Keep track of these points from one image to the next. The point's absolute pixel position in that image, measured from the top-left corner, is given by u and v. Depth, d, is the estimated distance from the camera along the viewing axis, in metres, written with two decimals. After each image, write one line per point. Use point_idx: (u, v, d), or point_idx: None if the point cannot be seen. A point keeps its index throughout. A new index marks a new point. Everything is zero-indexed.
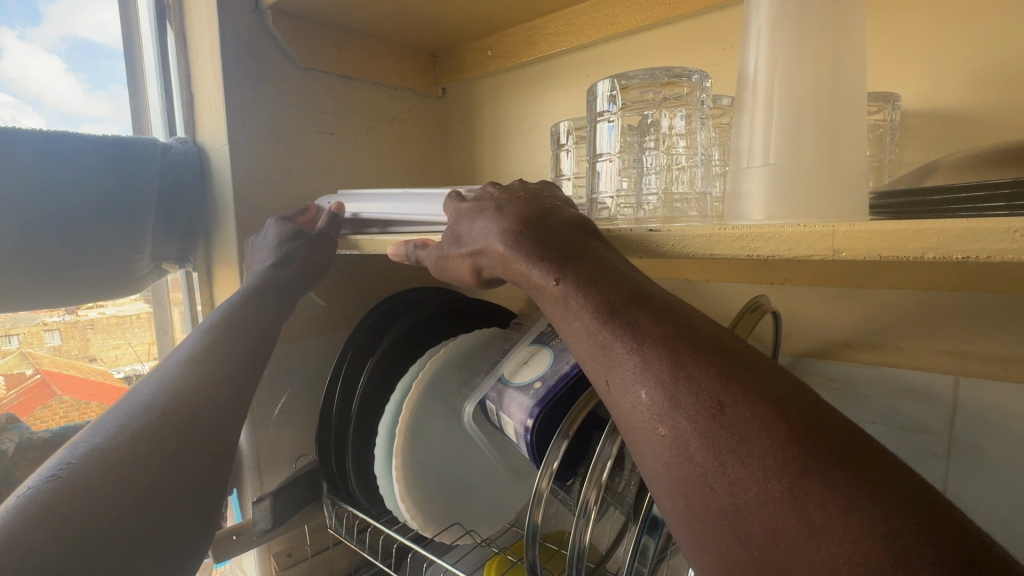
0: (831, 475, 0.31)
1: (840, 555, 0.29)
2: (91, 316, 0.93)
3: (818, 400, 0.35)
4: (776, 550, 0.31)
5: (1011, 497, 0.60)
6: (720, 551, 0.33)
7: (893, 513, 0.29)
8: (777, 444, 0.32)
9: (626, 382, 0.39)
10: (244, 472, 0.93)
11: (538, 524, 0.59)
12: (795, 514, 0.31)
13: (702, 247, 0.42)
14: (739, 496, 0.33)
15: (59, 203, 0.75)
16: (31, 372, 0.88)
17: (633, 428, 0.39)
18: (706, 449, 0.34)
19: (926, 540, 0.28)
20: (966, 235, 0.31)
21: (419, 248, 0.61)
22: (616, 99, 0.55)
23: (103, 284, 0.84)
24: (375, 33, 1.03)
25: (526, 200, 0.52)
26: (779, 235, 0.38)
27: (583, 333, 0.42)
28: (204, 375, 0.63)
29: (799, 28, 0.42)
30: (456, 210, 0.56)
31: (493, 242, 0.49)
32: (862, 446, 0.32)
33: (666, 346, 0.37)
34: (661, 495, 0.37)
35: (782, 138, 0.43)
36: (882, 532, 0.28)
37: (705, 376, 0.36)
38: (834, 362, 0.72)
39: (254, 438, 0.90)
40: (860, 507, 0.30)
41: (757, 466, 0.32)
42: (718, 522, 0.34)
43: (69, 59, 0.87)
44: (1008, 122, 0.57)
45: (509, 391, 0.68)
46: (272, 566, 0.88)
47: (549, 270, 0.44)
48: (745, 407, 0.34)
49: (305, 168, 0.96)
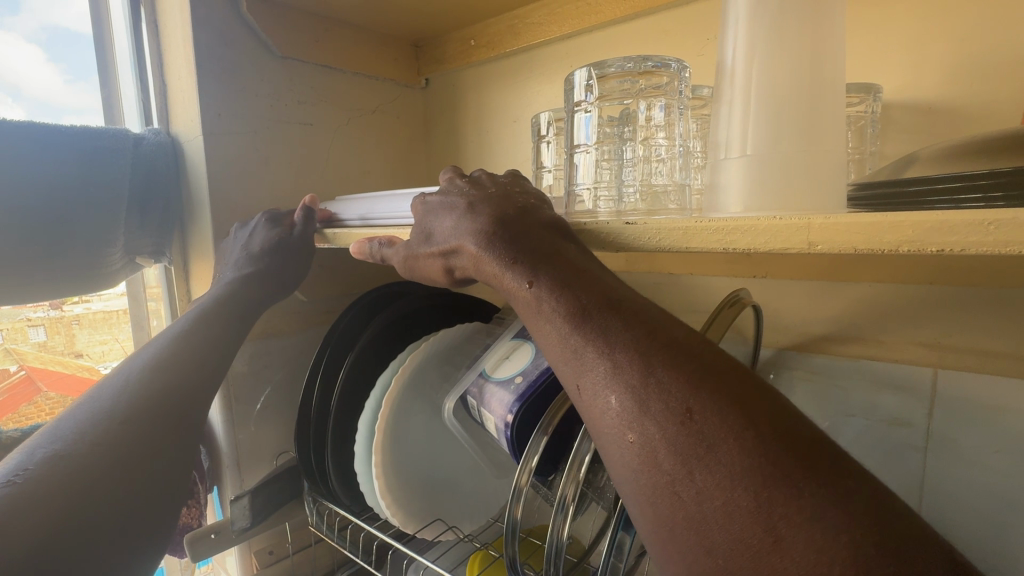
0: (797, 484, 0.31)
1: (804, 564, 0.29)
2: (75, 312, 0.93)
3: (787, 407, 0.35)
4: (742, 559, 0.31)
5: (987, 489, 0.60)
6: (686, 560, 0.33)
7: (855, 522, 0.29)
8: (745, 452, 0.32)
9: (596, 388, 0.38)
10: (223, 469, 0.91)
11: (518, 520, 0.59)
12: (760, 523, 0.31)
13: (678, 241, 0.42)
14: (706, 504, 0.32)
15: (30, 197, 0.73)
16: (15, 368, 0.87)
17: (603, 434, 0.38)
18: (674, 456, 0.34)
19: (885, 549, 0.28)
20: (942, 228, 0.31)
21: (385, 246, 0.59)
22: (593, 89, 0.53)
23: (76, 279, 0.82)
24: (355, 22, 1.01)
25: (499, 197, 0.51)
26: (755, 228, 0.38)
27: (555, 337, 0.41)
28: (168, 377, 0.63)
29: (776, 16, 0.41)
30: (422, 206, 0.55)
31: (465, 241, 0.48)
32: (827, 454, 0.32)
33: (637, 352, 0.37)
34: (630, 501, 0.37)
35: (759, 129, 0.42)
36: (845, 541, 0.29)
37: (675, 382, 0.35)
38: (815, 355, 0.72)
39: (234, 435, 0.89)
40: (824, 516, 0.30)
41: (723, 474, 0.32)
42: (685, 531, 0.33)
43: (49, 50, 0.85)
44: (988, 114, 0.57)
45: (490, 387, 0.67)
46: (253, 564, 0.87)
47: (521, 271, 0.43)
48: (714, 415, 0.33)
49: (284, 160, 0.95)
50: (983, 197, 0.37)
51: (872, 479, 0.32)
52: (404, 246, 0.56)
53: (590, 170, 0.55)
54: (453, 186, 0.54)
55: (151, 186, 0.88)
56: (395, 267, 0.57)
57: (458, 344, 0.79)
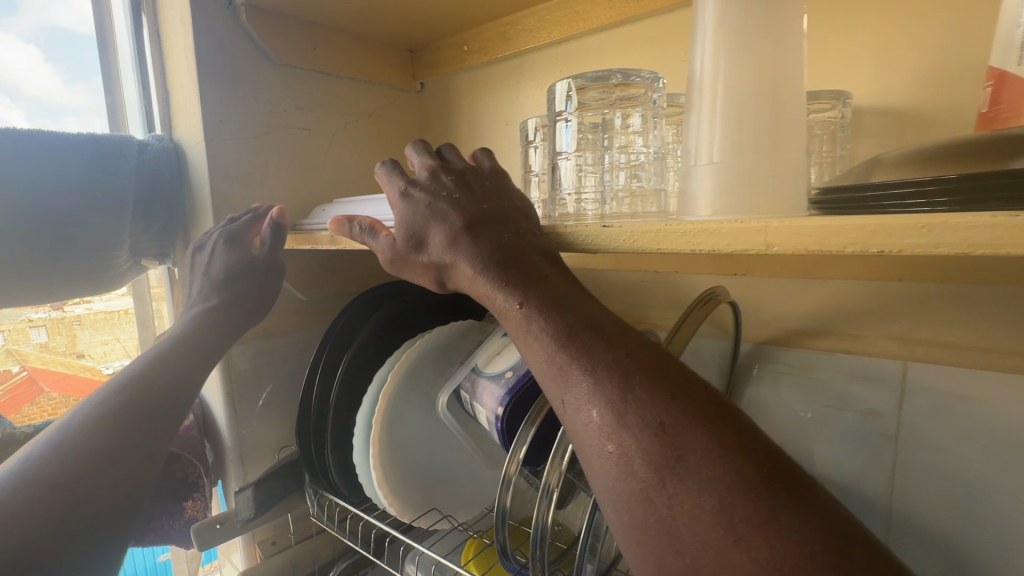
0: (756, 491, 0.34)
1: (760, 563, 0.32)
2: (77, 312, 0.88)
3: (751, 422, 0.38)
4: (705, 558, 0.34)
5: (954, 476, 0.63)
6: (657, 558, 0.37)
7: (805, 525, 0.33)
8: (712, 463, 0.35)
9: (579, 402, 0.41)
10: (227, 463, 0.95)
11: (508, 507, 0.62)
12: (723, 527, 0.34)
13: (650, 243, 0.45)
14: (676, 509, 0.36)
15: (40, 202, 0.77)
16: (18, 369, 0.79)
17: (585, 445, 0.41)
18: (648, 466, 0.37)
19: (830, 549, 0.32)
20: (880, 232, 0.34)
21: (367, 231, 0.61)
22: (573, 99, 0.57)
23: (82, 279, 0.85)
24: (351, 29, 1.03)
25: (487, 212, 0.54)
26: (719, 231, 0.41)
27: (542, 354, 0.44)
28: (123, 413, 0.67)
29: (740, 31, 0.44)
30: (406, 206, 0.56)
31: (459, 260, 0.51)
32: (785, 465, 0.36)
33: (617, 370, 0.40)
34: (607, 506, 0.40)
35: (725, 138, 0.45)
36: (795, 541, 0.32)
37: (651, 399, 0.38)
38: (793, 349, 0.75)
39: (237, 430, 0.92)
40: (779, 520, 0.33)
41: (692, 481, 0.36)
42: (656, 534, 0.37)
43: (47, 50, 0.83)
44: (951, 119, 0.60)
45: (482, 381, 0.71)
46: (257, 554, 0.91)
47: (513, 293, 0.47)
48: (685, 429, 0.37)
49: (284, 164, 0.98)
50: (928, 201, 0.39)
51: (824, 487, 0.36)
52: (388, 241, 0.59)
53: (572, 176, 0.58)
54: (436, 187, 0.56)
55: (154, 190, 0.91)
56: (380, 261, 0.60)
57: (451, 340, 0.83)
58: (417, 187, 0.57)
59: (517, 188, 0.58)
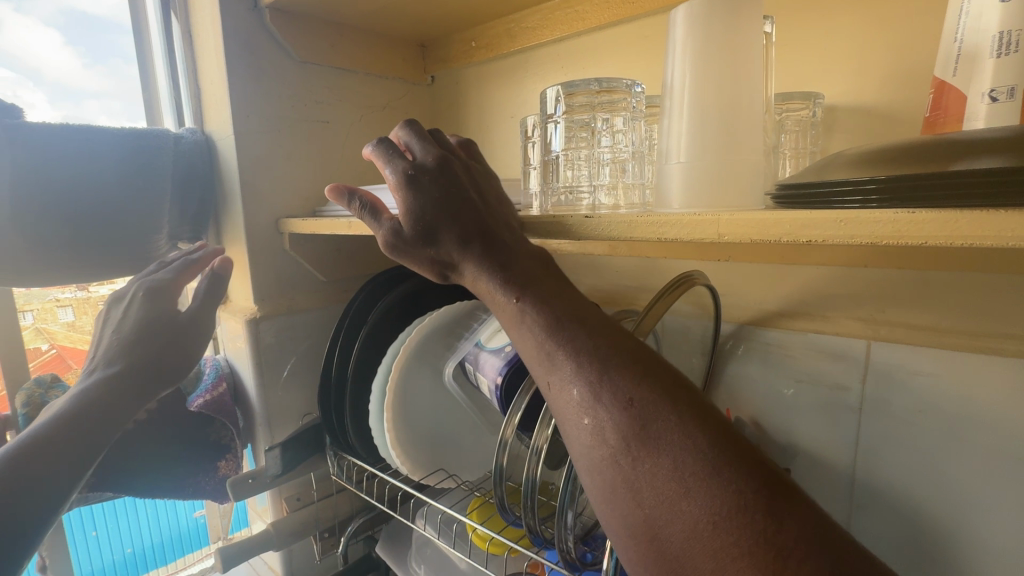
0: (705, 453, 0.42)
1: (704, 510, 0.40)
2: (101, 293, 1.01)
3: (706, 400, 0.46)
4: (662, 508, 0.42)
5: (909, 444, 0.70)
6: (623, 511, 0.44)
7: (743, 479, 0.40)
8: (669, 430, 0.43)
9: (563, 384, 0.49)
10: (256, 427, 1.05)
11: (504, 465, 0.70)
12: (677, 483, 0.41)
13: (625, 231, 0.52)
14: (639, 469, 0.43)
15: (85, 189, 0.86)
16: (47, 347, 0.97)
17: (567, 419, 0.49)
18: (618, 434, 0.45)
19: (762, 499, 0.39)
20: (807, 223, 0.41)
21: (367, 206, 0.66)
22: (561, 103, 0.64)
23: (124, 261, 0.94)
24: (366, 27, 1.10)
25: (489, 216, 0.61)
26: (682, 222, 0.48)
27: (533, 342, 0.52)
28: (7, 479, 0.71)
29: (704, 45, 0.51)
30: (407, 194, 0.60)
31: (463, 260, 0.59)
32: (732, 434, 0.43)
33: (598, 358, 0.48)
34: (583, 470, 0.48)
35: (691, 140, 0.52)
36: (734, 492, 0.40)
37: (623, 378, 0.46)
38: (771, 329, 0.82)
39: (265, 397, 1.02)
40: (721, 475, 0.41)
41: (653, 445, 0.43)
42: (623, 490, 0.44)
43: (67, 34, 0.93)
44: (915, 117, 0.65)
45: (484, 354, 0.79)
46: (284, 508, 1.02)
47: (511, 290, 0.55)
48: (650, 404, 0.44)
49: (304, 155, 1.05)
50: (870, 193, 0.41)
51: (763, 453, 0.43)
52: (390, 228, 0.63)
53: (564, 172, 0.65)
54: (438, 176, 0.61)
55: (189, 179, 0.99)
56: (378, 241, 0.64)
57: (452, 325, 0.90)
58: (414, 174, 0.61)
59: (510, 207, 0.65)
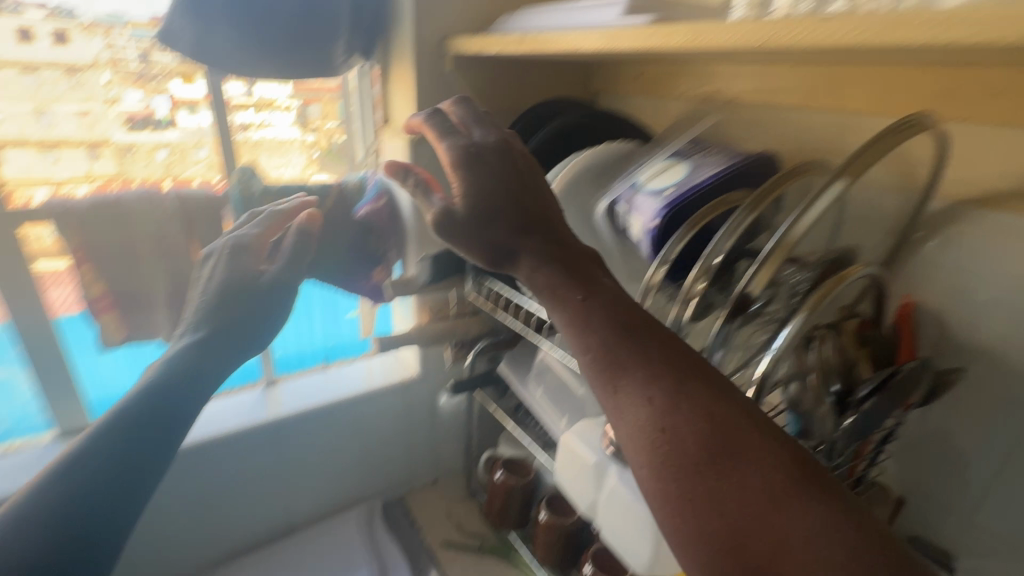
0: (795, 469, 0.42)
1: (800, 525, 0.40)
2: (253, 136, 1.06)
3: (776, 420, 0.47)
4: (750, 524, 0.41)
5: None
6: (701, 524, 0.42)
7: (834, 501, 0.41)
8: (755, 444, 0.44)
9: (622, 398, 0.49)
10: (407, 238, 1.05)
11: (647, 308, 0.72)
12: (769, 496, 0.41)
13: (881, 36, 0.46)
14: (723, 483, 0.42)
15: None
16: (219, 178, 1.04)
17: (631, 425, 0.48)
18: (698, 443, 0.44)
19: (856, 520, 0.40)
20: None
21: (419, 183, 0.72)
22: None
23: (307, 66, 0.99)
24: None
25: (542, 222, 0.64)
26: (967, 18, 0.41)
27: (597, 343, 0.52)
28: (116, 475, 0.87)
29: None
30: (474, 171, 0.65)
31: (525, 250, 0.61)
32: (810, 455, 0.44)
33: (657, 338, 0.51)
34: (643, 484, 0.46)
35: None
36: (830, 512, 0.40)
37: (699, 389, 0.47)
38: (997, 212, 0.67)
39: (416, 209, 1.02)
40: (812, 496, 0.41)
41: (740, 462, 0.43)
42: (704, 504, 0.42)
43: None
44: None
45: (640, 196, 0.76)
46: (427, 314, 1.19)
47: (579, 290, 0.56)
48: (730, 416, 0.45)
49: None
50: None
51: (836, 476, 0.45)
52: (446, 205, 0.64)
53: None
54: (490, 158, 0.66)
55: None
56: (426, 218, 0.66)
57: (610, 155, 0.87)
58: (480, 149, 0.67)
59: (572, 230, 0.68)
